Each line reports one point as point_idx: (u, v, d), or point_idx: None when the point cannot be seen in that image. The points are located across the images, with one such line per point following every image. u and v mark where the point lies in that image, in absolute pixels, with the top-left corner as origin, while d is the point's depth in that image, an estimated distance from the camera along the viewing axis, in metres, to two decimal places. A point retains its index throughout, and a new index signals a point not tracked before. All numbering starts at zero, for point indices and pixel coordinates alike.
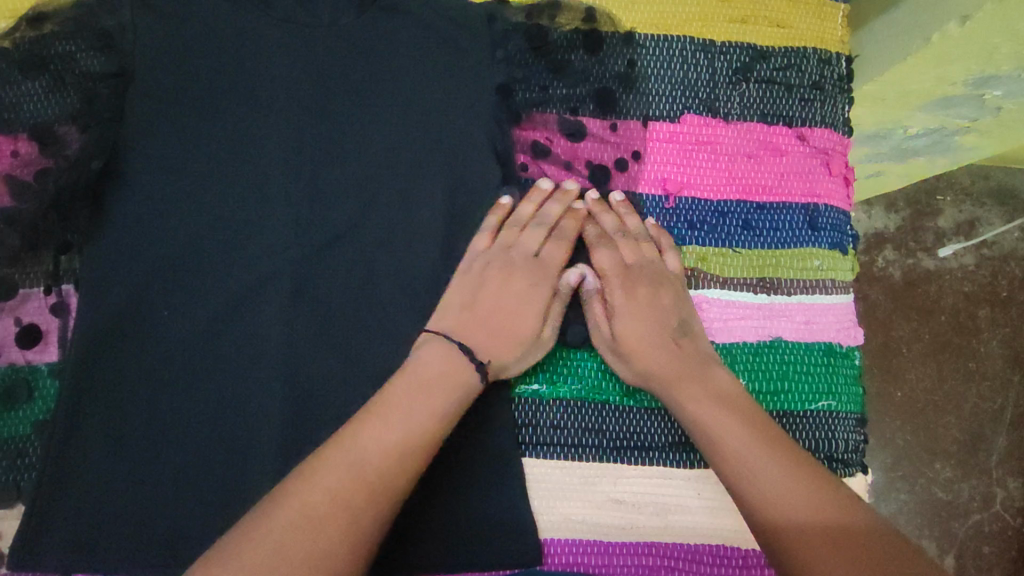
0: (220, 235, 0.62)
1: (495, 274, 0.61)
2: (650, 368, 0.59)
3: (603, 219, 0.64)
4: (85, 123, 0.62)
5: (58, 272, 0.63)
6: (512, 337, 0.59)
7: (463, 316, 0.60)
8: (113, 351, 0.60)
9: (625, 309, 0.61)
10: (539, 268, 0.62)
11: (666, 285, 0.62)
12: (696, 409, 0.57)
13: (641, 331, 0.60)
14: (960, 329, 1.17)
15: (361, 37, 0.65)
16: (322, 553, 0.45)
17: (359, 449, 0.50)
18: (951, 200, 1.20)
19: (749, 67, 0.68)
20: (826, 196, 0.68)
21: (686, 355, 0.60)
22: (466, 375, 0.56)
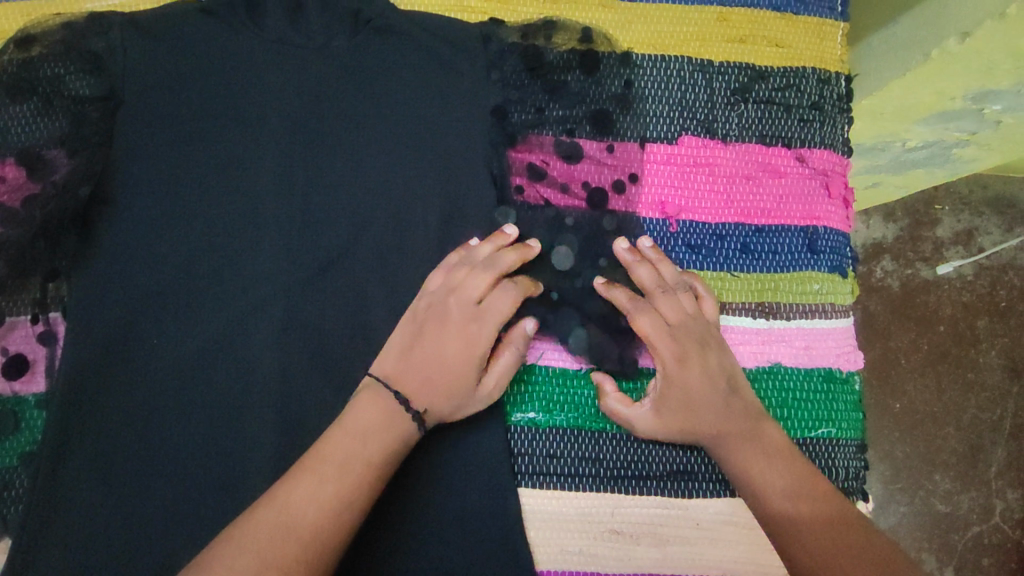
0: (210, 261, 0.61)
1: (435, 321, 0.58)
2: (700, 431, 0.59)
3: (638, 273, 0.61)
4: (73, 148, 0.61)
5: (45, 300, 0.61)
6: (445, 391, 0.57)
7: (403, 362, 0.57)
8: (100, 381, 0.59)
9: (680, 375, 0.59)
10: (479, 323, 0.58)
11: (713, 342, 0.60)
12: (736, 457, 0.58)
13: (692, 399, 0.59)
14: (959, 341, 1.16)
15: (354, 59, 0.64)
16: None
17: (304, 494, 0.50)
18: (949, 210, 1.19)
19: (747, 87, 0.67)
20: (827, 219, 0.67)
21: (737, 412, 0.59)
22: (399, 422, 0.54)
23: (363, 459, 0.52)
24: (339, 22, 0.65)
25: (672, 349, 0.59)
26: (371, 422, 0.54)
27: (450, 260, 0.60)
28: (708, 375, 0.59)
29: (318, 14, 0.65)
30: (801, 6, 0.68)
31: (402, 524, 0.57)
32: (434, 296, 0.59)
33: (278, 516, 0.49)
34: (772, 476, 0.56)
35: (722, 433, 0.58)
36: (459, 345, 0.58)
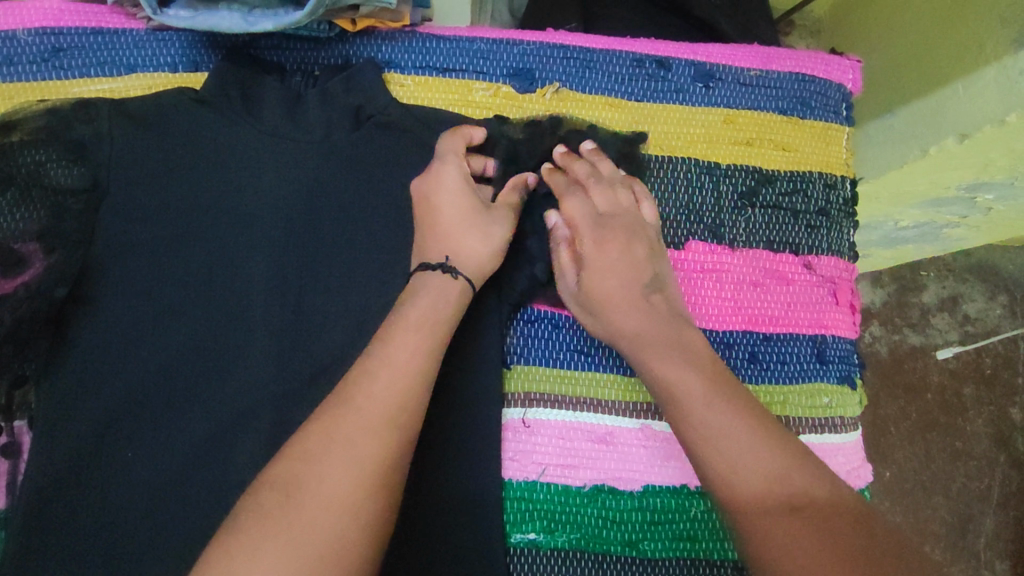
0: (194, 365, 0.57)
1: (420, 194, 0.57)
2: (615, 324, 0.56)
3: (575, 166, 0.60)
4: (50, 245, 0.57)
5: (9, 407, 0.58)
6: (469, 233, 0.56)
7: (423, 240, 0.57)
8: (66, 500, 0.54)
9: (589, 235, 0.58)
10: (442, 164, 0.58)
11: (637, 237, 0.58)
12: (658, 366, 0.53)
13: (612, 286, 0.56)
14: (944, 409, 1.06)
15: (354, 154, 0.61)
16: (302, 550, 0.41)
17: (338, 439, 0.45)
18: (934, 277, 1.09)
19: (754, 192, 0.66)
20: (834, 327, 0.65)
21: (659, 315, 0.56)
22: (439, 284, 0.54)
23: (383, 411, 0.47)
24: (340, 116, 0.62)
25: (592, 226, 0.58)
26: (338, 467, 0.44)
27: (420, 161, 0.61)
28: (628, 262, 0.57)
29: (316, 106, 0.62)
30: (808, 110, 0.67)
31: None
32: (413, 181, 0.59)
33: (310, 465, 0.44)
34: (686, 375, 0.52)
35: (628, 323, 0.56)
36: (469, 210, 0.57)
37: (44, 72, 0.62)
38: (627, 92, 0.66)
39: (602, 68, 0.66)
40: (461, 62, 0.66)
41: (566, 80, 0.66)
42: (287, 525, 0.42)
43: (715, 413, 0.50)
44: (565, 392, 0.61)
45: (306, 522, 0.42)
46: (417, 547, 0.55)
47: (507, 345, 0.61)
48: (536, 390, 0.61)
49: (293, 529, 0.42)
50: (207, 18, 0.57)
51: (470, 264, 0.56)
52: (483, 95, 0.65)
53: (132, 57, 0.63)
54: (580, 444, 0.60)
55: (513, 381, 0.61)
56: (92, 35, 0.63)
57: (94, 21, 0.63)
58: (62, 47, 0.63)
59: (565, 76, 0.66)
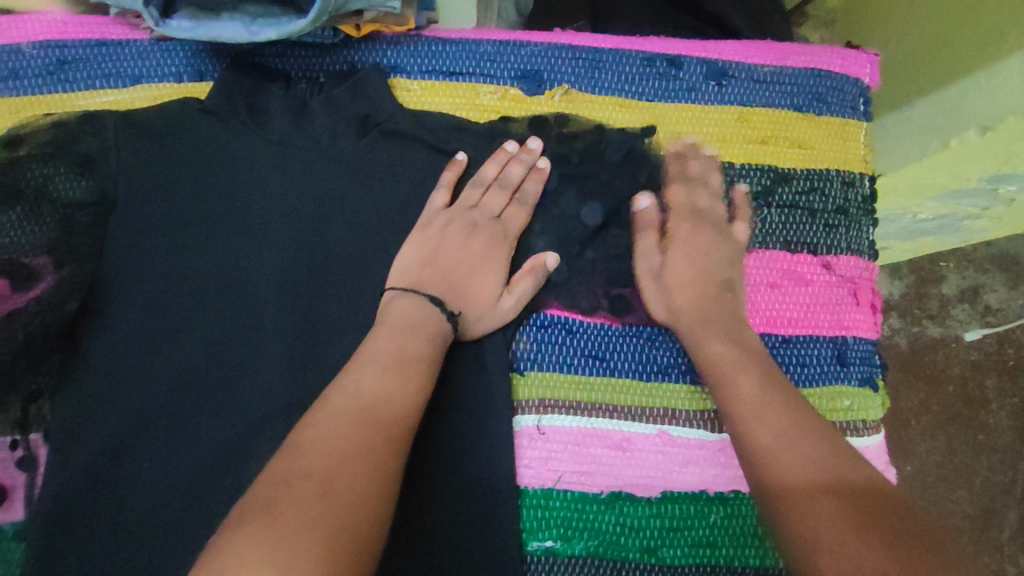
0: (205, 377, 0.57)
1: (457, 233, 0.60)
2: (684, 307, 0.58)
3: (693, 161, 0.63)
4: (59, 258, 0.56)
5: (25, 420, 0.57)
6: (477, 295, 0.59)
7: (427, 276, 0.58)
8: (81, 514, 0.54)
9: (681, 227, 0.61)
10: (498, 230, 0.61)
11: (724, 241, 0.61)
12: (712, 344, 0.56)
13: (690, 264, 0.60)
14: (967, 401, 1.01)
15: (361, 160, 0.61)
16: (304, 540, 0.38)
17: (340, 440, 0.44)
18: (953, 266, 1.03)
19: (770, 191, 0.64)
20: (855, 327, 0.64)
21: (724, 306, 0.58)
22: (437, 325, 0.56)
23: (384, 419, 0.47)
24: (346, 122, 0.61)
25: (687, 219, 0.62)
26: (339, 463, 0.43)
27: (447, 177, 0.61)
28: (706, 251, 0.60)
29: (323, 113, 0.61)
30: (824, 105, 0.66)
31: None
32: (445, 213, 0.60)
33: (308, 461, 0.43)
34: (734, 368, 0.54)
35: (697, 305, 0.58)
36: (480, 270, 0.60)
37: (50, 85, 0.62)
38: (638, 92, 0.65)
39: (611, 68, 0.65)
40: (468, 65, 0.65)
41: (575, 81, 0.65)
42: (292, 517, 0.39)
43: (762, 404, 0.51)
44: (579, 399, 0.60)
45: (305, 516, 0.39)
46: (430, 559, 0.54)
47: (516, 351, 0.61)
48: (549, 398, 0.60)
49: (291, 516, 0.39)
50: (209, 29, 0.57)
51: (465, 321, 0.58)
52: (491, 98, 0.64)
53: (137, 67, 0.63)
54: (596, 451, 0.59)
55: (525, 388, 0.60)
56: (98, 46, 0.63)
57: (99, 33, 0.63)
58: (68, 59, 0.62)
59: (574, 77, 0.65)
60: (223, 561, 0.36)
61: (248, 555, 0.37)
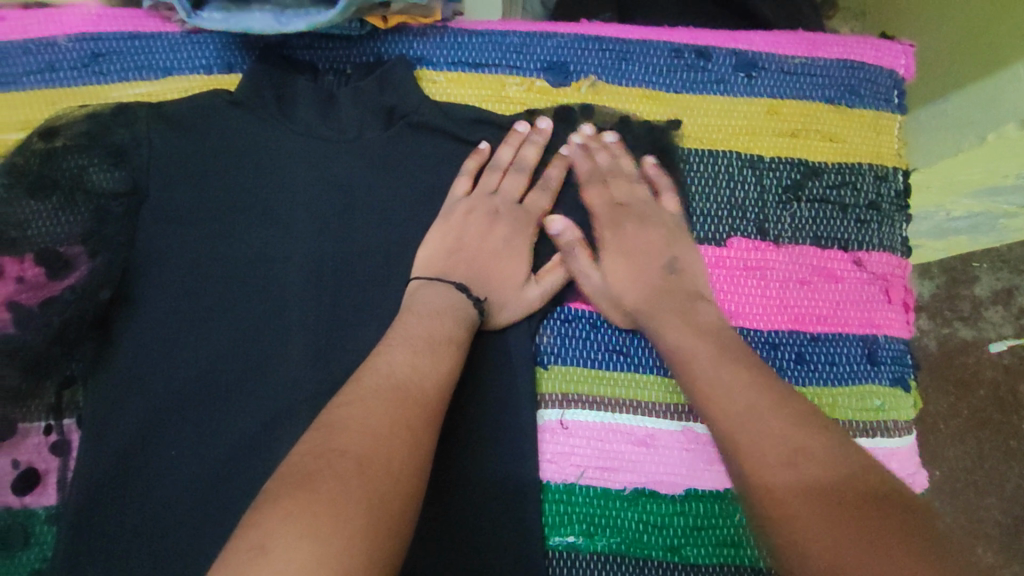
0: (230, 367, 0.57)
1: (481, 219, 0.60)
2: (637, 305, 0.58)
3: (598, 156, 0.62)
4: (94, 247, 0.57)
5: (59, 405, 0.58)
6: (504, 279, 0.59)
7: (453, 263, 0.59)
8: (113, 498, 0.55)
9: (605, 226, 0.61)
10: (521, 215, 0.61)
11: (655, 223, 0.61)
12: (670, 335, 0.55)
13: (626, 268, 0.59)
14: (999, 405, 0.97)
15: (386, 152, 0.61)
16: (345, 525, 0.37)
17: (372, 424, 0.44)
18: (987, 266, 0.99)
19: (799, 185, 0.63)
20: (886, 326, 0.62)
21: (672, 291, 0.58)
22: (466, 312, 0.56)
23: (415, 404, 0.47)
24: (373, 114, 0.61)
25: (608, 216, 0.61)
26: (373, 447, 0.42)
27: (470, 165, 0.61)
28: (642, 241, 0.60)
29: (350, 104, 0.61)
30: (856, 98, 0.65)
31: None
32: (469, 200, 0.61)
33: (342, 445, 0.42)
34: (703, 348, 0.53)
35: (648, 301, 0.58)
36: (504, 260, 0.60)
37: (84, 78, 0.63)
38: (665, 84, 0.64)
39: (639, 60, 0.64)
40: (495, 57, 0.64)
41: (601, 73, 0.64)
42: (329, 503, 0.38)
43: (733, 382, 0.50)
44: (603, 393, 0.59)
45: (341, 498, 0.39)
46: (458, 550, 0.54)
47: (540, 345, 0.60)
48: (573, 392, 0.59)
49: (331, 496, 0.38)
50: (241, 20, 0.57)
51: (493, 305, 0.58)
52: (516, 90, 0.64)
53: (168, 60, 0.64)
54: (619, 447, 0.59)
55: (548, 381, 0.59)
56: (130, 39, 0.64)
57: (132, 26, 0.64)
58: (102, 52, 0.63)
59: (601, 68, 0.64)
60: (263, 535, 0.36)
61: (288, 533, 0.36)
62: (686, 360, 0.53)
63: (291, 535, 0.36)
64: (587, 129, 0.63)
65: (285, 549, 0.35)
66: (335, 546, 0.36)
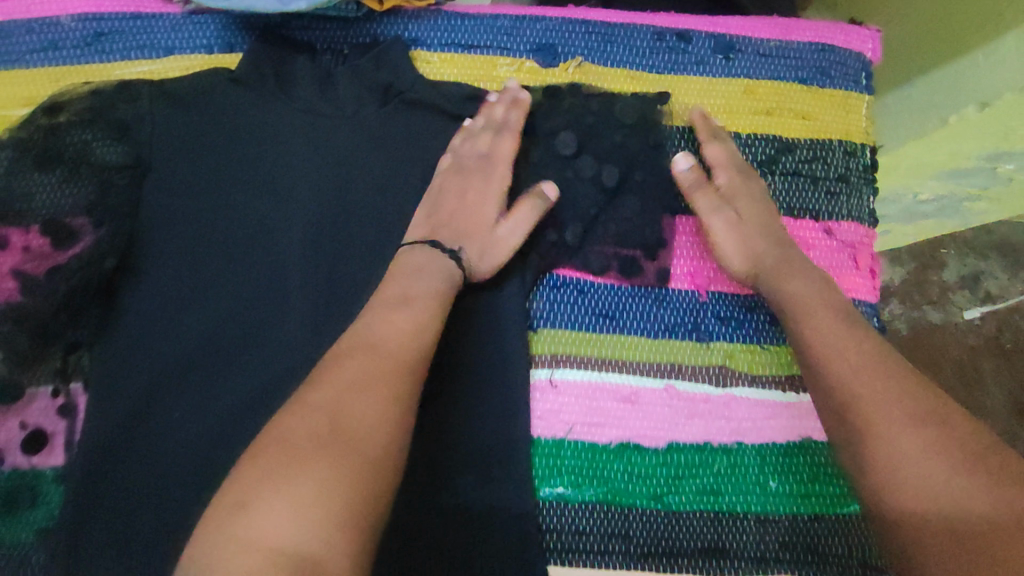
0: (234, 332, 0.60)
1: (455, 179, 0.62)
2: (757, 252, 0.60)
3: (716, 126, 0.66)
4: (100, 217, 0.59)
5: (66, 369, 0.60)
6: (480, 229, 0.61)
7: (434, 223, 0.61)
8: (122, 455, 0.57)
9: (731, 180, 0.64)
10: (489, 165, 0.63)
11: (762, 193, 0.64)
12: (790, 284, 0.58)
13: (750, 219, 0.62)
14: (966, 383, 1.02)
15: (382, 128, 0.64)
16: (316, 477, 0.40)
17: (349, 378, 0.47)
18: (955, 253, 1.06)
19: (774, 160, 0.67)
20: (855, 290, 0.67)
21: (788, 247, 0.61)
22: (444, 262, 0.58)
23: (401, 353, 0.50)
24: (369, 91, 0.64)
25: (731, 175, 0.64)
26: (348, 403, 0.45)
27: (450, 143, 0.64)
28: (758, 202, 0.63)
29: (347, 82, 0.64)
30: (827, 79, 0.69)
31: None
32: (445, 166, 0.63)
33: (318, 405, 0.45)
34: (827, 298, 0.56)
35: (768, 250, 0.60)
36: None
37: (87, 56, 0.65)
38: (648, 65, 0.68)
39: (623, 42, 0.68)
40: (485, 39, 0.67)
41: (588, 54, 0.68)
42: (304, 457, 0.41)
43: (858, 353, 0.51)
44: (591, 353, 0.63)
45: (317, 453, 0.42)
46: (455, 500, 0.57)
47: (532, 309, 0.64)
48: (562, 353, 0.63)
49: (303, 452, 0.42)
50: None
51: (470, 252, 0.60)
52: (507, 70, 0.67)
53: (169, 39, 0.66)
54: (606, 403, 0.62)
55: (540, 344, 0.63)
56: (131, 20, 0.66)
57: (135, 6, 0.66)
58: (104, 31, 0.65)
59: (587, 50, 0.68)
60: (245, 493, 0.40)
61: (269, 489, 0.40)
62: (809, 305, 0.56)
63: (272, 491, 0.40)
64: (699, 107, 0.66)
65: (265, 504, 0.39)
66: (311, 495, 0.40)
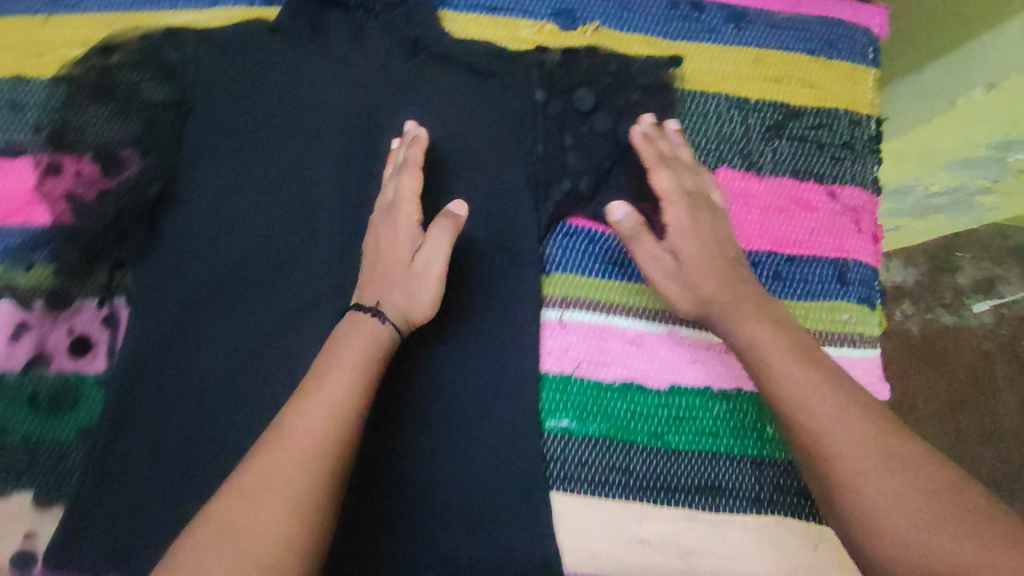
0: (263, 262, 0.64)
1: (383, 233, 0.60)
2: (708, 294, 0.58)
3: (660, 143, 0.65)
4: (145, 148, 0.64)
5: (110, 286, 0.64)
6: (405, 273, 0.58)
7: (371, 283, 0.58)
8: (159, 366, 0.61)
9: (680, 209, 0.61)
10: (397, 207, 0.61)
11: (715, 214, 0.62)
12: (743, 330, 0.55)
13: (701, 250, 0.60)
14: (975, 384, 0.99)
15: (409, 80, 0.68)
16: (279, 499, 0.44)
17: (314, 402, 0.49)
18: (970, 259, 1.04)
19: (781, 124, 0.70)
20: (856, 252, 0.69)
21: (743, 283, 0.58)
22: (371, 331, 0.55)
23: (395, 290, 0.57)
24: (398, 47, 0.68)
25: (684, 203, 0.62)
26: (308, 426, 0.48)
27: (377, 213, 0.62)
28: (706, 227, 0.61)
29: (379, 37, 0.68)
30: (834, 51, 0.72)
31: (426, 525, 0.60)
32: (373, 229, 0.62)
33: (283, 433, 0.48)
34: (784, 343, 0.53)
35: (722, 292, 0.57)
36: (511, 179, 0.66)
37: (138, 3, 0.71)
38: (662, 32, 0.71)
39: (639, 10, 0.72)
40: (510, 2, 0.72)
41: (605, 19, 0.71)
42: (266, 480, 0.45)
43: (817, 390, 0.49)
44: (599, 298, 0.66)
45: (277, 474, 0.46)
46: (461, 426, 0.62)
47: (545, 254, 0.67)
48: (572, 296, 0.66)
49: (265, 482, 0.45)
50: None
51: (402, 299, 0.57)
52: (529, 32, 0.71)
53: None
54: (612, 344, 0.65)
55: (551, 286, 0.66)
56: None
57: None
58: None
59: (605, 15, 0.71)
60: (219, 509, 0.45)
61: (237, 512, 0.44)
62: (764, 353, 0.53)
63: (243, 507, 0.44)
64: (650, 118, 0.66)
65: (234, 523, 0.44)
66: (270, 513, 0.44)
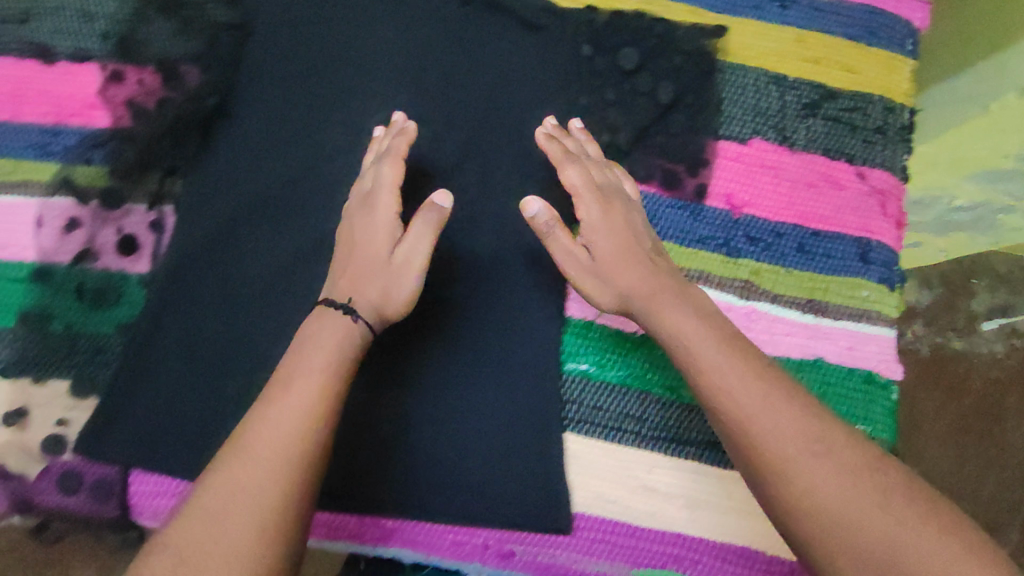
0: (305, 182, 0.66)
1: (358, 225, 0.57)
2: (632, 288, 0.54)
3: (567, 142, 0.62)
4: (206, 64, 0.67)
5: (160, 192, 0.66)
6: (380, 267, 0.54)
7: (344, 275, 0.55)
8: (200, 270, 0.63)
9: (591, 203, 0.58)
10: (372, 197, 0.57)
11: (632, 207, 0.60)
12: (666, 324, 0.52)
13: (618, 245, 0.56)
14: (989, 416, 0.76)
15: (462, 24, 0.70)
16: (246, 503, 0.41)
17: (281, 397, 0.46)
18: (986, 283, 0.76)
19: (817, 104, 0.72)
20: (880, 233, 0.71)
21: (665, 274, 0.55)
22: (339, 325, 0.51)
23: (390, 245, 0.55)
24: None
25: (596, 196, 0.58)
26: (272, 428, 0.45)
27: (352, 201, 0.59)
28: (628, 221, 0.58)
29: None
30: (876, 38, 0.74)
31: (438, 448, 0.61)
32: (349, 219, 0.58)
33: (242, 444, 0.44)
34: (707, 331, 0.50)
35: (644, 282, 0.54)
36: None
37: None
38: (710, 3, 0.73)
39: None
40: None
41: None
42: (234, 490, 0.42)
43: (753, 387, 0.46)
44: None
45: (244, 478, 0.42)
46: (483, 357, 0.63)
47: None
48: None
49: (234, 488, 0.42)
50: None
51: (377, 292, 0.54)
52: None
53: None
54: None
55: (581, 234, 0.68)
56: None
57: None
58: None
59: None
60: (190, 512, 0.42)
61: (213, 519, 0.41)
62: (688, 341, 0.50)
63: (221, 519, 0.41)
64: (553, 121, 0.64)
65: (212, 529, 0.41)
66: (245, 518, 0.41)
